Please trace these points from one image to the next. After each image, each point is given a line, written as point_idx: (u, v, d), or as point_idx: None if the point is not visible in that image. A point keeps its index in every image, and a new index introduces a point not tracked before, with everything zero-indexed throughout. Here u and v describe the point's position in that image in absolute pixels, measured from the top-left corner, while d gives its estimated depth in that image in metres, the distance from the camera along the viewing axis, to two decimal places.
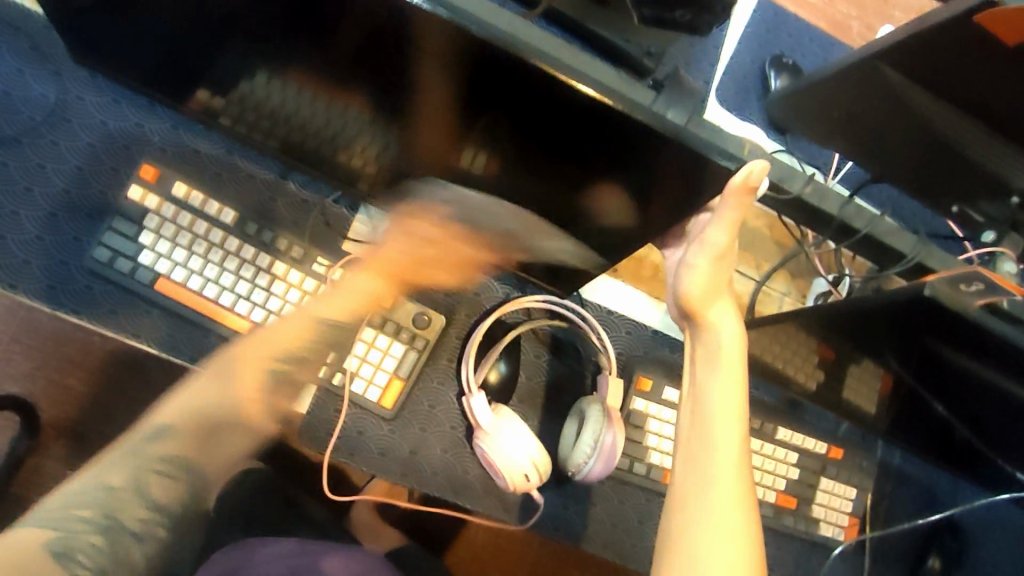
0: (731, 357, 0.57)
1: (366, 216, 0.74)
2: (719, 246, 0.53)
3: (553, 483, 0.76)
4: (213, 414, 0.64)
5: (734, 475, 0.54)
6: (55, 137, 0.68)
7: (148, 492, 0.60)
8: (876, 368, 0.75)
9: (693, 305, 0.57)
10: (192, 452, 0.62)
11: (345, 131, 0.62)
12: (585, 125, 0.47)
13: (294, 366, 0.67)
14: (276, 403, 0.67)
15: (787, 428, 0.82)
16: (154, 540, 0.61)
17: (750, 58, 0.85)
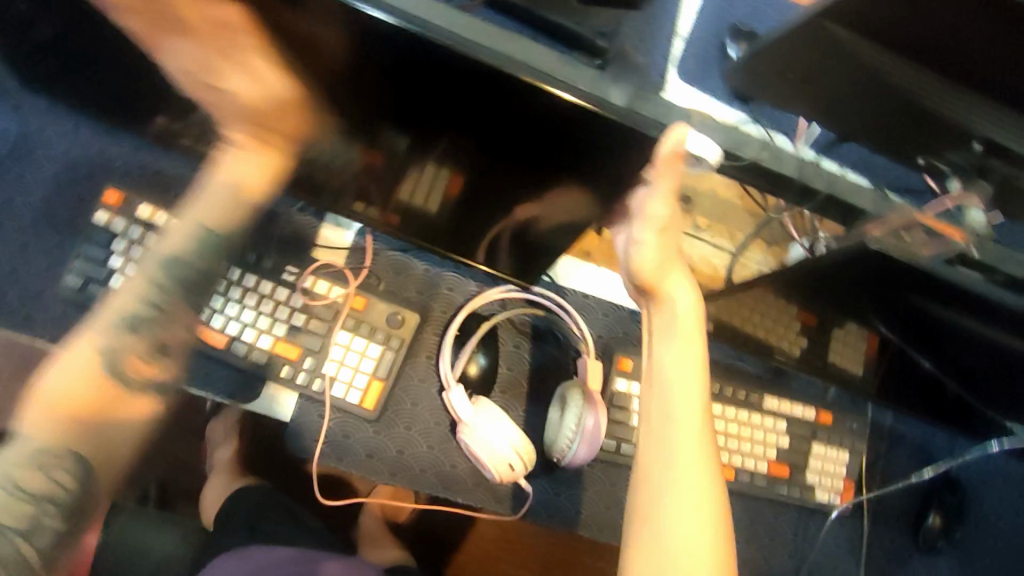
0: (688, 327, 0.59)
1: (334, 222, 0.75)
2: (661, 220, 0.54)
3: (542, 470, 0.76)
4: (56, 406, 0.60)
5: (695, 447, 0.57)
6: (22, 171, 0.69)
7: (22, 487, 0.59)
8: (860, 330, 0.75)
9: (646, 280, 0.58)
10: (66, 442, 0.60)
11: (306, 152, 0.62)
12: (526, 117, 0.47)
13: (143, 333, 0.63)
14: (130, 379, 0.62)
15: (774, 398, 0.83)
16: (43, 532, 0.60)
17: (706, 30, 0.85)
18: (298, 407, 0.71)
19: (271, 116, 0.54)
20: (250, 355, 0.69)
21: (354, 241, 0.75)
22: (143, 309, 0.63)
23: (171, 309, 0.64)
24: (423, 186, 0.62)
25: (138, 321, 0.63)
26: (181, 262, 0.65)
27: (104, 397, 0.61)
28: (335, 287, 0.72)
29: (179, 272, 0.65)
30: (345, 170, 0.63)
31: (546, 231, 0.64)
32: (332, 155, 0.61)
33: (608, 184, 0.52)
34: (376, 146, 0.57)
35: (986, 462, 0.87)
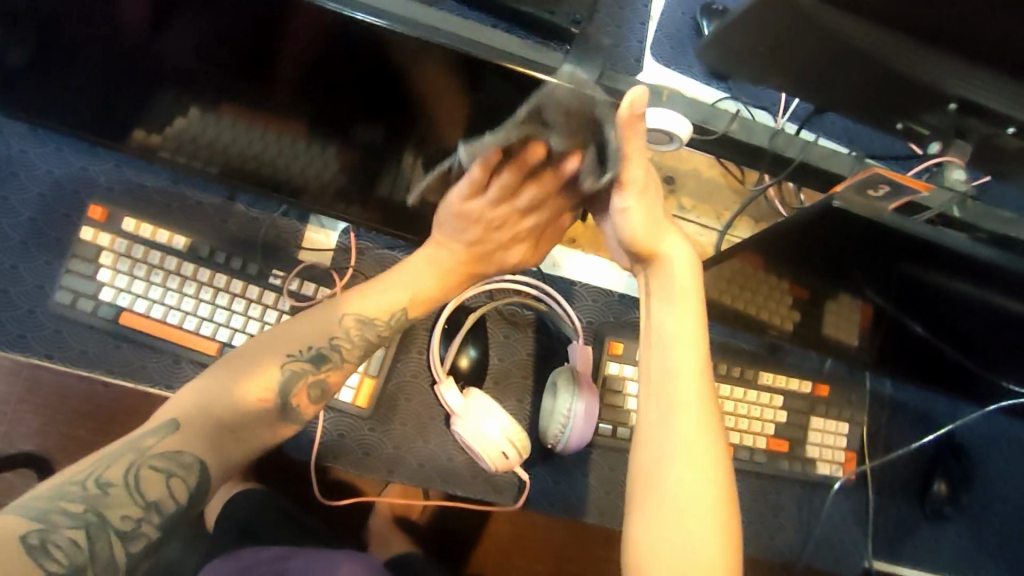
0: (686, 284, 0.58)
1: (318, 224, 0.75)
2: (640, 183, 0.51)
3: (539, 459, 0.76)
4: (221, 413, 0.54)
5: (696, 406, 0.56)
6: (5, 193, 0.70)
7: (139, 493, 0.50)
8: (853, 302, 0.74)
9: (638, 244, 0.57)
10: (196, 444, 0.52)
11: (284, 153, 0.64)
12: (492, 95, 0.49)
13: (317, 368, 0.59)
14: (288, 407, 0.57)
15: (769, 372, 0.82)
16: (138, 541, 0.50)
17: (679, 10, 0.85)
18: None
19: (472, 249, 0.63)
20: None
21: (340, 241, 0.76)
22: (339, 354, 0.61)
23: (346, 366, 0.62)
24: (404, 176, 0.64)
25: (322, 358, 0.60)
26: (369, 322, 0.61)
27: (255, 416, 0.55)
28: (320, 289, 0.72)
29: (368, 327, 0.61)
30: (324, 168, 0.65)
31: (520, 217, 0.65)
32: (309, 154, 0.63)
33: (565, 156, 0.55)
34: (352, 142, 0.60)
35: (989, 425, 0.87)
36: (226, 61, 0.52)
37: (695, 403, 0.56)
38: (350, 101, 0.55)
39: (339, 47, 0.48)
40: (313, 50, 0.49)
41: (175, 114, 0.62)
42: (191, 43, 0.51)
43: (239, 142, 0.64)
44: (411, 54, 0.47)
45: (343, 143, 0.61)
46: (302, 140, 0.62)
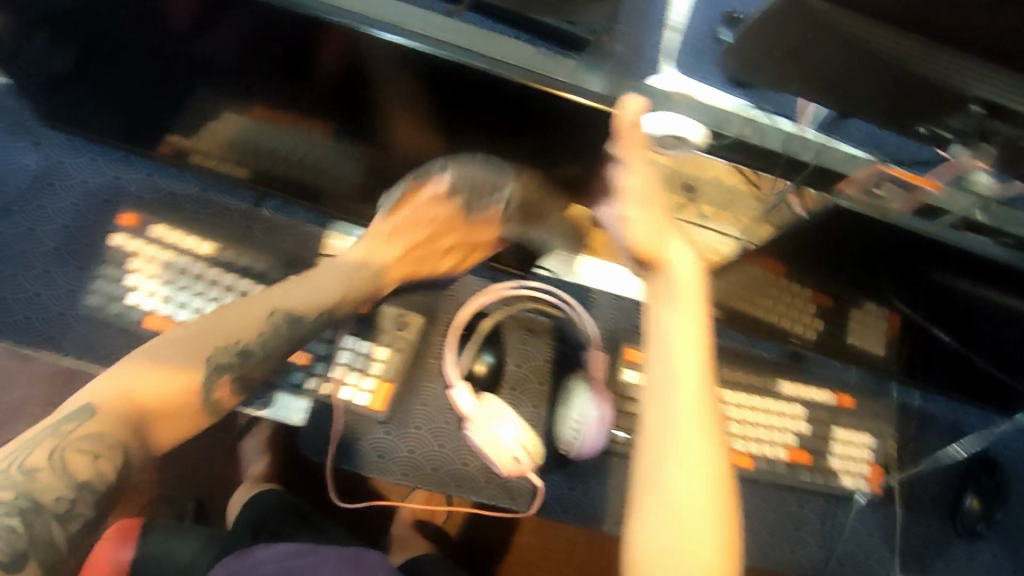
0: (687, 288, 0.53)
1: (340, 231, 0.76)
2: (640, 189, 0.53)
3: (553, 466, 0.76)
4: (142, 398, 0.51)
5: (697, 416, 0.50)
6: (43, 202, 0.74)
7: (68, 475, 0.47)
8: (879, 310, 0.72)
9: (639, 248, 0.54)
10: (129, 430, 0.49)
11: (313, 155, 0.66)
12: (519, 108, 0.52)
13: (243, 364, 0.59)
14: (213, 399, 0.56)
15: (790, 380, 0.81)
16: (72, 520, 0.46)
17: (698, 21, 0.88)
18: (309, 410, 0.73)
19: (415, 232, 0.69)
20: None
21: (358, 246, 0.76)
22: (274, 346, 0.61)
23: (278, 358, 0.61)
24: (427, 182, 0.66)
25: (249, 353, 0.59)
26: (303, 318, 0.63)
27: (181, 402, 0.54)
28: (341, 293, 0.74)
29: (299, 323, 0.63)
30: (349, 169, 0.66)
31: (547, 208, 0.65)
32: (336, 155, 0.64)
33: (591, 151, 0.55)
34: (376, 146, 0.61)
35: None
36: (256, 64, 0.54)
37: (699, 412, 0.51)
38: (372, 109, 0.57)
39: (368, 54, 0.50)
40: (346, 56, 0.51)
41: (207, 120, 0.65)
42: (217, 43, 0.53)
43: (269, 145, 0.66)
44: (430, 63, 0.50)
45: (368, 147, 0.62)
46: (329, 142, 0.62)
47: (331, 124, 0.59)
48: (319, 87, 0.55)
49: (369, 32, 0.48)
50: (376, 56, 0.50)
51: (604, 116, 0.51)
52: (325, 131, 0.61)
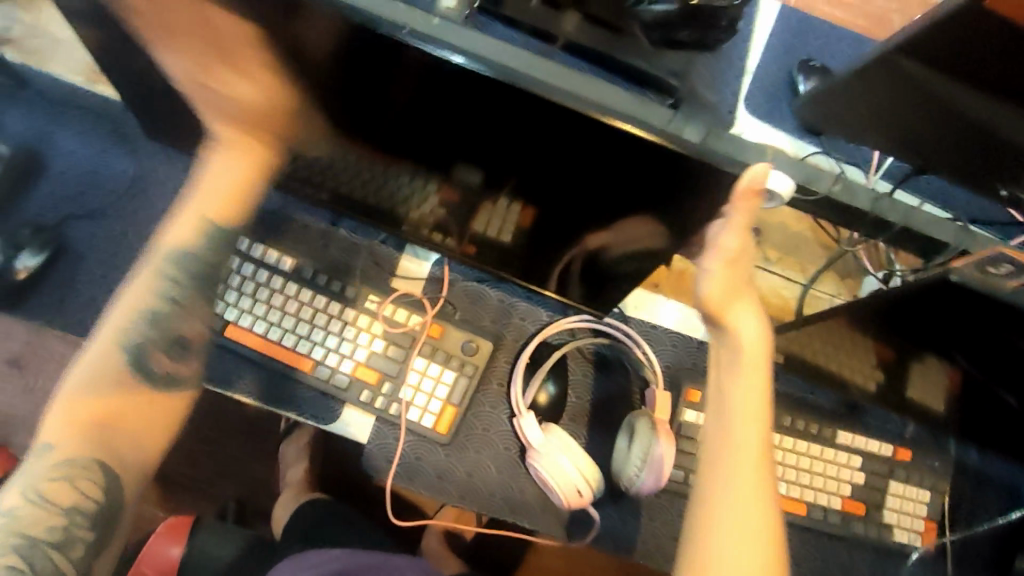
0: (753, 359, 0.60)
1: (413, 253, 0.79)
2: (731, 251, 0.54)
3: (608, 498, 0.76)
4: (96, 409, 0.60)
5: (752, 477, 0.57)
6: (135, 207, 0.77)
7: (47, 499, 0.58)
8: (941, 365, 0.73)
9: (714, 308, 0.59)
10: (83, 448, 0.59)
11: (386, 185, 0.67)
12: (600, 149, 0.49)
13: (161, 328, 0.64)
14: (155, 374, 0.62)
15: (848, 432, 0.80)
16: (75, 546, 0.58)
17: (776, 65, 0.88)
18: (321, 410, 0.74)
19: (251, 110, 0.57)
20: (332, 377, 0.73)
21: (432, 271, 0.79)
22: (161, 305, 0.64)
23: (189, 309, 0.65)
24: (498, 218, 0.66)
25: (155, 314, 0.64)
26: (191, 254, 0.65)
27: (131, 396, 0.61)
28: (413, 315, 0.75)
29: (185, 265, 0.65)
30: (426, 202, 0.68)
31: (618, 260, 0.65)
32: (412, 188, 0.66)
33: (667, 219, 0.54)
34: (450, 182, 0.62)
35: None
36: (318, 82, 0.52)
37: (755, 474, 0.58)
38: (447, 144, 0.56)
39: (435, 89, 0.49)
40: (413, 89, 0.50)
41: (286, 145, 0.64)
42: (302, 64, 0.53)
43: (341, 170, 0.67)
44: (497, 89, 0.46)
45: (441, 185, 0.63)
46: (404, 176, 0.64)
47: (404, 154, 0.60)
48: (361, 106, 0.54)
49: (421, 50, 0.45)
50: (448, 95, 0.49)
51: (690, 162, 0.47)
52: (396, 160, 0.61)
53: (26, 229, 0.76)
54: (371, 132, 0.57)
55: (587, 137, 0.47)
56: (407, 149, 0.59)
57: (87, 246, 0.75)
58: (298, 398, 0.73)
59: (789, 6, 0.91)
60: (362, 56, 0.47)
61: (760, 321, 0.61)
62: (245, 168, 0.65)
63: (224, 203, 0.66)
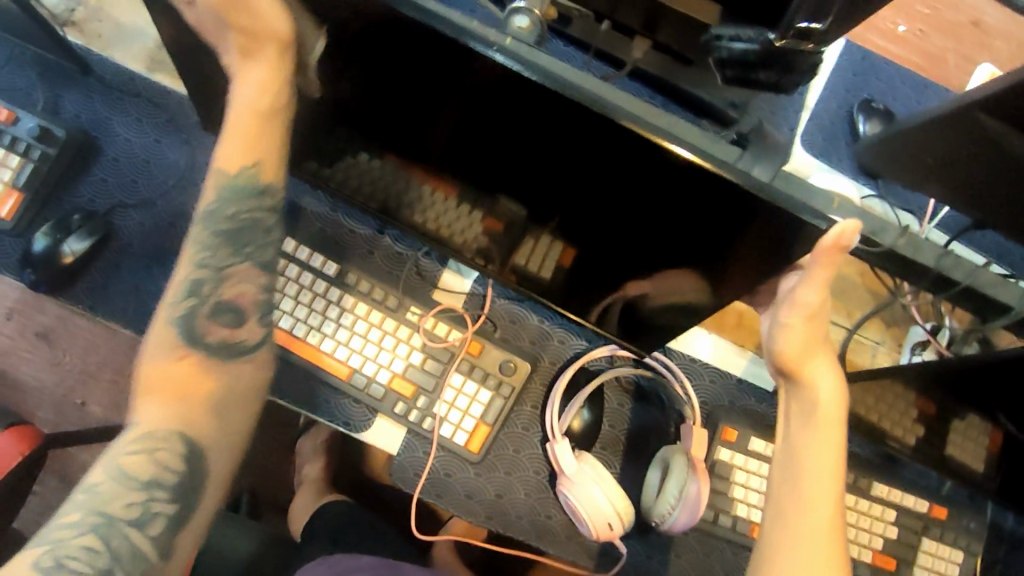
0: (829, 416, 0.61)
1: (455, 267, 0.78)
2: (810, 307, 0.54)
3: (635, 531, 0.76)
4: (176, 377, 0.58)
5: (823, 532, 0.59)
6: (184, 200, 0.79)
7: (128, 476, 0.55)
8: (983, 424, 0.73)
9: (789, 361, 0.60)
10: (164, 420, 0.57)
11: (435, 208, 0.66)
12: (660, 183, 0.47)
13: (203, 297, 0.60)
14: (209, 345, 0.60)
15: (884, 485, 0.79)
16: (156, 523, 0.55)
17: (836, 103, 0.86)
18: (343, 412, 0.73)
19: (236, 8, 0.52)
20: (368, 386, 0.73)
21: (474, 287, 0.78)
22: (199, 274, 0.60)
23: (229, 275, 0.60)
24: (539, 248, 0.64)
25: (203, 283, 0.60)
26: (218, 215, 0.60)
27: (201, 370, 0.59)
28: (454, 331, 0.74)
29: (216, 224, 0.60)
30: (469, 225, 0.66)
31: (657, 308, 0.62)
32: (458, 212, 0.65)
33: (730, 266, 0.52)
34: (498, 209, 0.61)
35: None
36: (381, 81, 0.52)
37: (824, 531, 0.59)
38: (500, 169, 0.55)
39: (496, 106, 0.48)
40: (475, 103, 0.49)
41: (347, 152, 0.64)
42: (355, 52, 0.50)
43: (394, 178, 0.65)
44: (550, 104, 0.45)
45: (489, 212, 0.62)
46: (452, 199, 0.63)
47: (456, 177, 0.59)
48: (417, 110, 0.53)
49: (474, 49, 0.44)
50: (512, 116, 0.48)
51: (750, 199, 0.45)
52: (446, 181, 0.61)
53: (76, 213, 0.76)
54: (430, 146, 0.57)
55: (645, 164, 0.46)
56: (461, 171, 0.58)
57: (136, 235, 0.77)
58: (331, 402, 0.73)
59: (854, 41, 0.89)
60: (433, 62, 0.47)
61: (836, 375, 0.61)
62: (258, 85, 0.56)
63: (235, 148, 0.59)
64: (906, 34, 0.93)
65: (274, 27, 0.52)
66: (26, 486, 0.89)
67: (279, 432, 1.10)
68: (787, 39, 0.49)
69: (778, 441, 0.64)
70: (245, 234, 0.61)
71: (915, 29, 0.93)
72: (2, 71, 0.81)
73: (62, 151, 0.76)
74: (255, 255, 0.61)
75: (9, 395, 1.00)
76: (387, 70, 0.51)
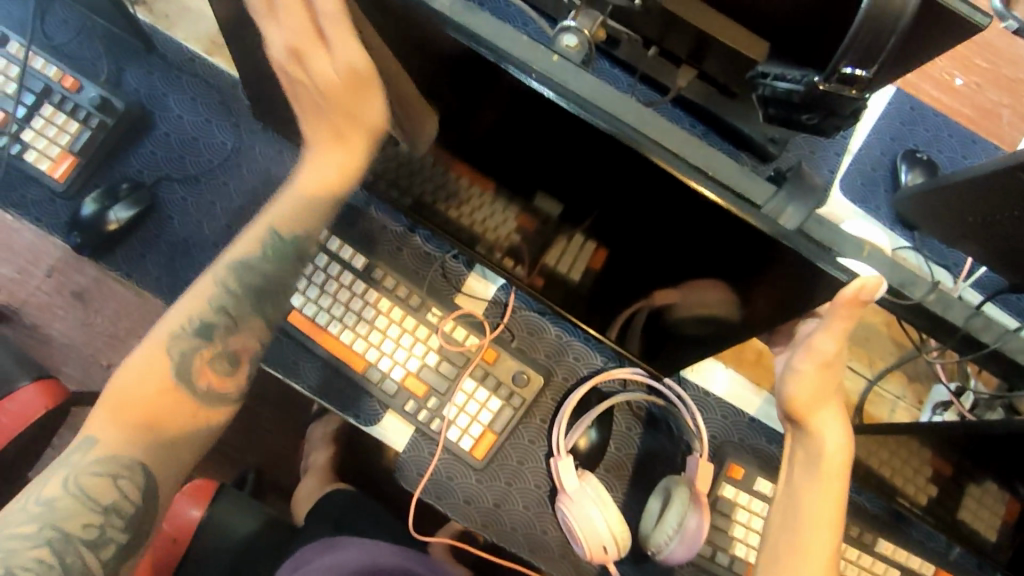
0: (833, 468, 0.60)
1: (481, 273, 0.79)
2: (825, 355, 0.54)
3: (629, 558, 0.76)
4: (148, 411, 0.58)
5: None
6: (226, 179, 0.81)
7: (89, 496, 0.56)
8: (1001, 494, 0.69)
9: (799, 407, 0.59)
10: (126, 449, 0.57)
11: (470, 202, 0.66)
12: (687, 211, 0.48)
13: (211, 341, 0.61)
14: (198, 387, 0.60)
15: (890, 543, 0.79)
16: (107, 546, 0.56)
17: (879, 150, 0.86)
18: (357, 406, 0.75)
19: (344, 99, 0.56)
20: (381, 380, 0.74)
21: (497, 295, 0.79)
22: (215, 317, 0.62)
23: (242, 325, 0.63)
24: (570, 254, 0.65)
25: (211, 326, 0.62)
26: (253, 269, 0.64)
27: (178, 406, 0.59)
28: (471, 336, 0.75)
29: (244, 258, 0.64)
30: (504, 224, 0.67)
31: (680, 321, 0.63)
32: (494, 207, 0.65)
33: (754, 293, 0.52)
34: (534, 209, 0.61)
35: None
36: (423, 80, 0.53)
37: None
38: (539, 175, 0.56)
39: (529, 113, 0.49)
40: (514, 112, 0.49)
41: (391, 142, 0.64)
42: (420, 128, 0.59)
43: (437, 175, 0.66)
44: (578, 128, 0.46)
45: (525, 209, 0.62)
46: (487, 194, 0.63)
47: (493, 172, 0.60)
48: (458, 108, 0.53)
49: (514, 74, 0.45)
50: (546, 124, 0.48)
51: (762, 240, 0.46)
52: (483, 175, 0.61)
53: (123, 183, 0.79)
54: (469, 141, 0.57)
55: (670, 192, 0.47)
56: (498, 166, 0.58)
57: (178, 210, 0.79)
58: (345, 392, 0.75)
59: (905, 91, 0.89)
60: (475, 70, 0.47)
61: (842, 426, 0.61)
62: (337, 167, 0.62)
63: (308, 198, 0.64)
64: (961, 85, 0.90)
65: (369, 118, 0.58)
66: (46, 439, 0.92)
67: (292, 415, 1.11)
68: (830, 83, 0.48)
69: (778, 485, 0.64)
70: (269, 297, 0.64)
71: (971, 82, 0.90)
72: (71, 40, 0.84)
73: (118, 121, 0.80)
74: (270, 315, 0.65)
75: (39, 350, 1.03)
76: (434, 78, 0.52)
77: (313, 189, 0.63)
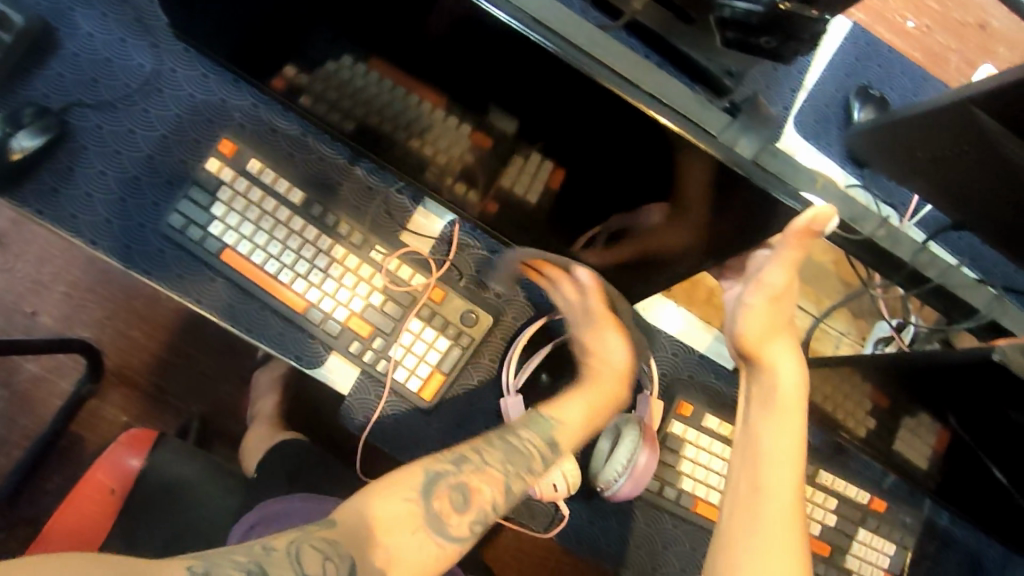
0: (787, 402, 0.62)
1: (427, 208, 0.76)
2: (774, 289, 0.57)
3: (580, 496, 0.76)
4: (380, 521, 0.55)
5: (786, 521, 0.58)
6: (146, 106, 0.74)
7: (300, 566, 0.50)
8: (931, 423, 0.71)
9: (748, 343, 0.62)
10: (349, 540, 0.53)
11: (427, 124, 0.60)
12: (636, 136, 0.47)
13: (460, 471, 0.60)
14: (434, 509, 0.57)
15: (830, 475, 0.81)
16: None
17: (833, 87, 0.84)
18: (297, 350, 0.71)
19: (598, 326, 0.72)
20: (324, 322, 0.71)
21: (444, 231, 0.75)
22: (455, 452, 0.61)
23: (488, 467, 0.61)
24: (528, 173, 0.58)
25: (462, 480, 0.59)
26: (514, 432, 0.65)
27: (408, 522, 0.56)
28: (417, 275, 0.73)
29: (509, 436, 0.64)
30: (456, 142, 0.60)
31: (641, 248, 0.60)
32: (444, 125, 0.58)
33: (710, 220, 0.50)
34: (488, 125, 0.55)
35: None
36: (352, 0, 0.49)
37: (787, 524, 0.58)
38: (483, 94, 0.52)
39: (469, 37, 0.46)
40: (453, 33, 0.46)
41: (330, 59, 0.58)
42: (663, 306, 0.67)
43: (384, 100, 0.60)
44: (523, 47, 0.44)
45: (478, 123, 0.56)
46: (439, 109, 0.57)
47: (444, 88, 0.54)
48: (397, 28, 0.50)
49: None
50: (487, 49, 0.46)
51: (720, 169, 0.45)
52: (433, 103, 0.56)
53: (28, 108, 0.71)
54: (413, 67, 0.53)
55: (621, 119, 0.46)
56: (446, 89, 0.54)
57: (95, 140, 0.73)
58: (285, 337, 0.71)
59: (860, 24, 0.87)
60: None
61: (797, 364, 0.63)
62: (608, 398, 0.71)
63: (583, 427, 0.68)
64: (912, 29, 0.92)
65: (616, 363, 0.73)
66: None
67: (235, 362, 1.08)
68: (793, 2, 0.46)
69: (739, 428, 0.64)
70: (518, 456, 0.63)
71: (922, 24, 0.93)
72: None
73: (17, 38, 0.71)
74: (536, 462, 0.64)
75: None
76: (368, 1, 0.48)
77: (594, 408, 0.70)
